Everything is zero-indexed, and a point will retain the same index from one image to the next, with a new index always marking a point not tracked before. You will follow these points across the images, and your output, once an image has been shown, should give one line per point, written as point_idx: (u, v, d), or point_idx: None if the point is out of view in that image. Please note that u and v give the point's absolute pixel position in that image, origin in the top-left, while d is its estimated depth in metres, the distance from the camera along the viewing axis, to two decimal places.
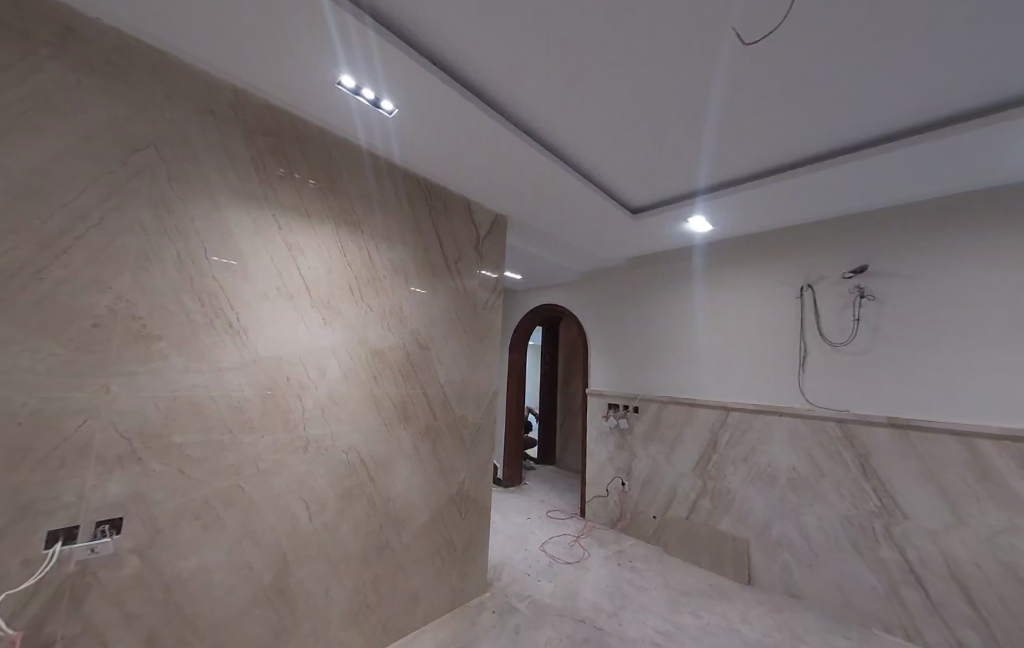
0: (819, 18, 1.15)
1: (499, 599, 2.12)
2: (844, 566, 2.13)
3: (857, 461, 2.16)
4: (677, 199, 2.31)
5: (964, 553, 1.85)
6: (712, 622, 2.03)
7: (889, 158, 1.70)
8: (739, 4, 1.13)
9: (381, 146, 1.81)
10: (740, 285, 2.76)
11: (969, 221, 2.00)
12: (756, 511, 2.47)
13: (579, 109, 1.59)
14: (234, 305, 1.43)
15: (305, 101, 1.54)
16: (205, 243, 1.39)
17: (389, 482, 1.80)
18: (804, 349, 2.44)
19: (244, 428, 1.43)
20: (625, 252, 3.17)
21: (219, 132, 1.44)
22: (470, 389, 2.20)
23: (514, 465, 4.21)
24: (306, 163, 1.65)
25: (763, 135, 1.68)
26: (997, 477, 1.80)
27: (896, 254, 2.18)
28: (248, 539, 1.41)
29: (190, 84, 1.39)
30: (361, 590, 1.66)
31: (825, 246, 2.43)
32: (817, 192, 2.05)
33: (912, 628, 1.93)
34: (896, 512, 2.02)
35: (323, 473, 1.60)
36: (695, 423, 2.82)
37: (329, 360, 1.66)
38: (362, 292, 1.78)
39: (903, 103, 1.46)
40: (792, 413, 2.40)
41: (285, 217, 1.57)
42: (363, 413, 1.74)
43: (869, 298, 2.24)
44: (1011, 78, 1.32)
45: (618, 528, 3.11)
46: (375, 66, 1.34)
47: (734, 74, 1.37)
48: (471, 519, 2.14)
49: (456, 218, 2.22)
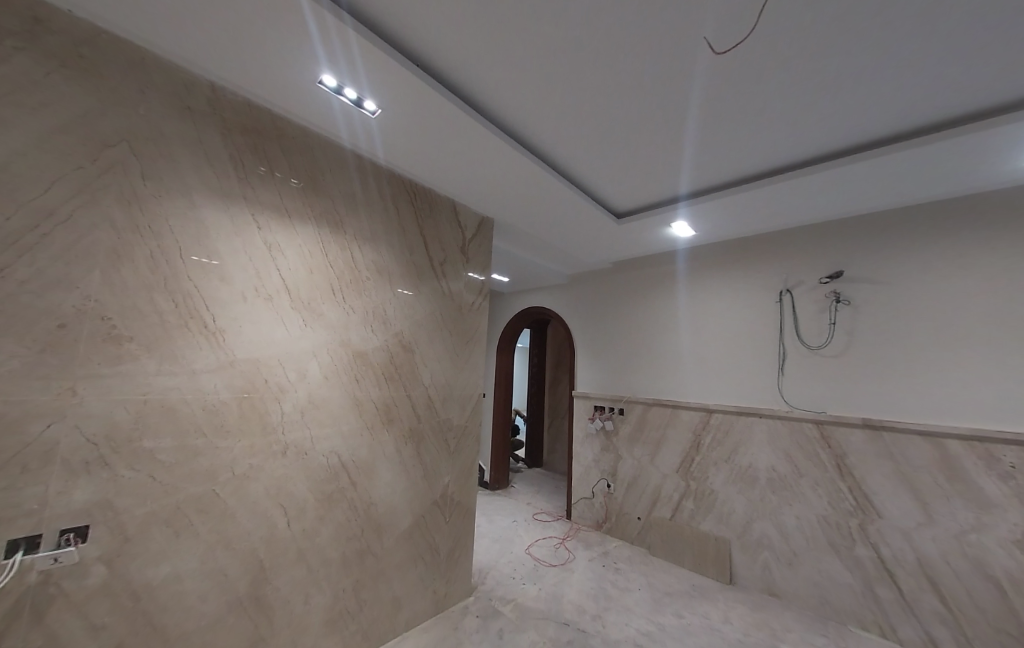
0: (788, 28, 1.20)
1: (483, 603, 2.10)
2: (822, 565, 2.18)
3: (834, 461, 2.21)
4: (661, 204, 2.35)
5: (934, 548, 1.91)
6: (693, 622, 2.05)
7: (861, 167, 1.76)
8: (709, 14, 1.17)
9: (364, 146, 1.80)
10: (722, 289, 2.81)
11: (938, 230, 2.09)
12: (737, 511, 2.51)
13: (562, 113, 1.61)
14: (210, 306, 1.39)
15: (286, 99, 1.52)
16: (180, 242, 1.35)
17: (372, 486, 1.78)
18: (783, 352, 2.50)
19: (220, 433, 1.39)
20: (611, 256, 3.21)
21: (196, 128, 1.41)
22: (455, 391, 2.19)
23: (501, 468, 4.20)
24: (287, 162, 1.63)
25: (742, 141, 1.72)
26: (964, 476, 1.87)
27: (870, 260, 2.26)
28: (223, 546, 1.36)
29: (166, 80, 1.36)
30: (342, 596, 1.63)
31: (803, 251, 2.50)
32: (794, 199, 2.11)
33: (886, 624, 1.98)
34: (870, 511, 2.08)
35: (303, 477, 1.57)
36: (678, 424, 2.85)
37: (309, 362, 1.63)
38: (345, 293, 1.76)
39: (873, 113, 1.52)
40: (771, 414, 2.46)
41: (265, 216, 1.54)
42: (344, 416, 1.72)
43: (845, 303, 2.31)
44: (972, 91, 1.39)
45: (603, 530, 3.12)
46: (358, 66, 1.33)
47: (711, 81, 1.41)
48: (455, 523, 2.12)
49: (442, 219, 2.21)
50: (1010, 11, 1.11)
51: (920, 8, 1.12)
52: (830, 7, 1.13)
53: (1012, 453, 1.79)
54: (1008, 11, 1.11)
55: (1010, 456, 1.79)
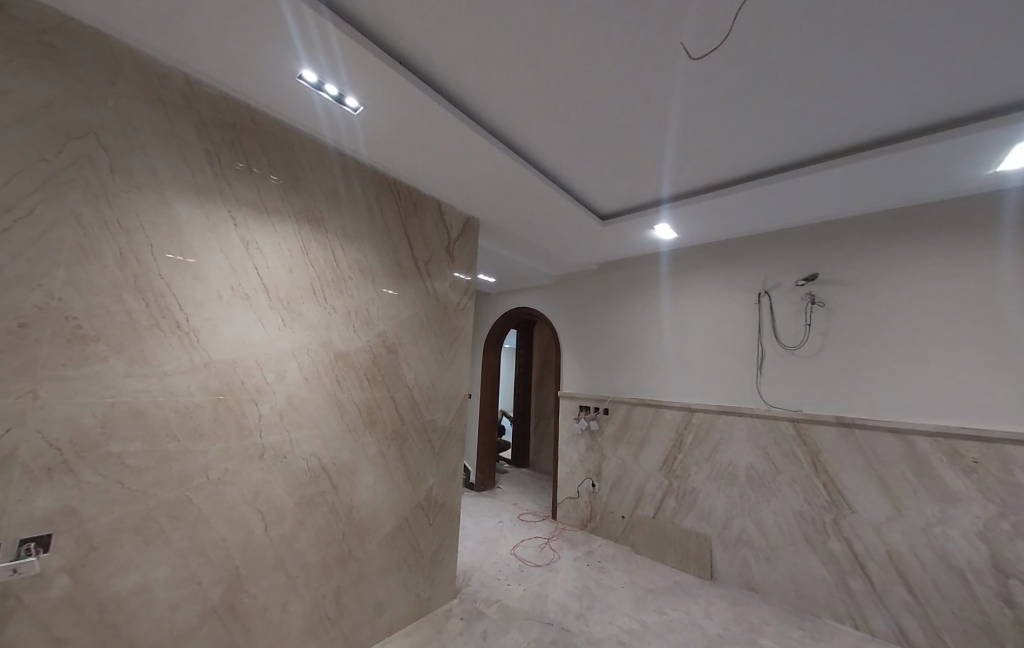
0: (762, 35, 1.23)
1: (467, 606, 2.09)
2: (798, 560, 2.24)
3: (809, 458, 2.28)
4: (644, 207, 2.39)
5: (904, 541, 1.98)
6: (675, 618, 2.08)
7: (834, 173, 1.82)
8: (686, 20, 1.19)
9: (347, 143, 1.77)
10: (704, 290, 2.86)
11: (907, 235, 2.17)
12: (718, 508, 2.56)
13: (546, 114, 1.61)
14: (184, 305, 1.35)
15: (265, 94, 1.48)
16: (151, 239, 1.30)
17: (353, 489, 1.75)
18: (761, 352, 2.57)
19: (193, 436, 1.34)
20: (595, 257, 3.24)
21: (169, 122, 1.36)
22: (439, 392, 2.17)
23: (486, 469, 4.18)
24: (266, 158, 1.59)
25: (722, 145, 1.76)
26: (931, 471, 1.95)
27: (844, 263, 2.34)
28: (196, 554, 1.32)
29: (137, 71, 1.31)
30: (322, 602, 1.60)
31: (780, 254, 2.57)
32: (772, 203, 2.17)
33: (859, 616, 2.05)
34: (844, 506, 2.15)
35: (281, 481, 1.53)
36: (661, 424, 2.89)
37: (289, 363, 1.59)
38: (326, 292, 1.73)
39: (845, 121, 1.57)
40: (750, 413, 2.51)
41: (243, 213, 1.50)
42: (325, 418, 1.68)
43: (819, 305, 2.39)
44: (935, 102, 1.45)
45: (588, 529, 3.14)
46: (339, 61, 1.31)
47: (689, 85, 1.44)
48: (439, 525, 2.10)
49: (427, 219, 2.19)
50: (969, 26, 1.16)
51: (886, 21, 1.17)
52: (801, 17, 1.17)
53: (975, 448, 1.87)
54: (965, 27, 1.16)
55: (972, 451, 1.88)
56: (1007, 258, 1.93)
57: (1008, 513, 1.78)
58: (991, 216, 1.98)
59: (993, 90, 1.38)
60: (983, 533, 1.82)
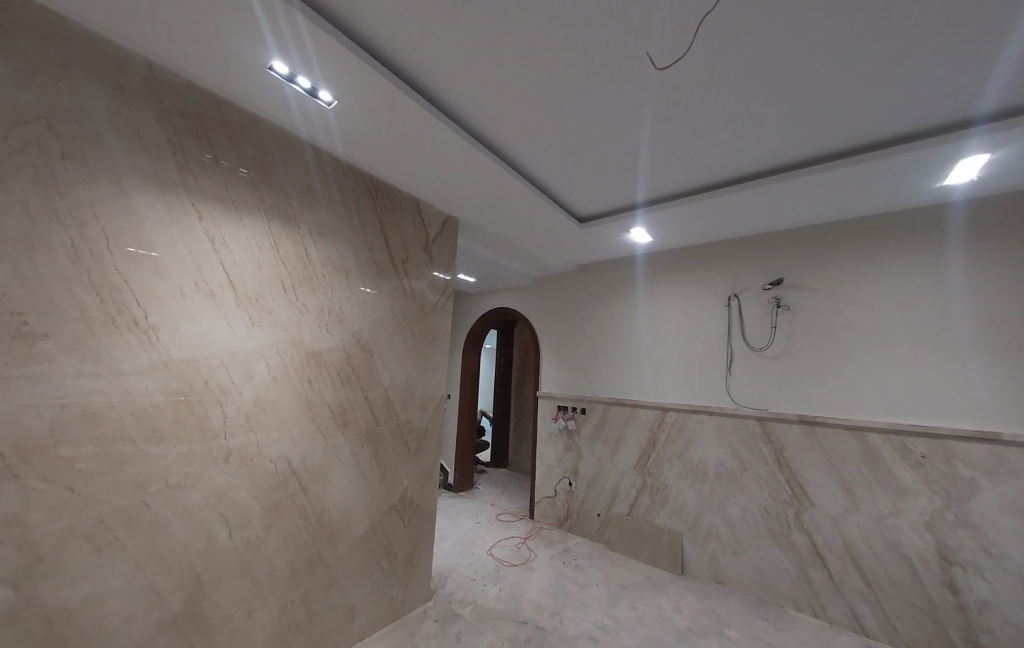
0: (723, 49, 1.28)
1: (442, 607, 2.07)
2: (763, 552, 2.33)
3: (774, 455, 2.38)
4: (621, 210, 2.43)
5: (859, 533, 2.09)
6: (646, 613, 2.13)
7: (798, 184, 1.91)
8: (653, 31, 1.23)
9: (322, 138, 1.73)
10: (678, 292, 2.94)
11: (865, 243, 2.30)
12: (689, 504, 2.63)
13: (522, 116, 1.62)
14: (142, 301, 1.28)
15: (233, 84, 1.43)
16: (108, 232, 1.24)
17: (324, 492, 1.71)
18: (730, 354, 2.65)
19: (151, 439, 1.28)
20: (574, 259, 3.27)
21: (129, 109, 1.30)
22: (416, 392, 2.15)
23: (465, 470, 4.15)
24: (234, 150, 1.54)
25: (694, 153, 1.81)
26: (884, 466, 2.07)
27: (807, 269, 2.45)
28: (154, 562, 1.26)
29: (93, 55, 1.24)
30: (290, 609, 1.56)
31: (750, 259, 2.66)
32: (742, 210, 2.24)
33: (818, 605, 2.15)
34: (805, 500, 2.25)
35: (247, 485, 1.48)
36: (636, 423, 2.95)
37: (256, 363, 1.54)
38: (297, 290, 1.68)
39: (807, 133, 1.64)
40: (719, 412, 2.60)
41: (208, 206, 1.44)
42: (295, 419, 1.64)
43: (784, 308, 2.49)
44: (887, 119, 1.54)
45: (565, 528, 3.18)
46: (311, 53, 1.28)
47: (659, 94, 1.48)
48: (414, 527, 2.07)
49: (404, 217, 2.16)
50: (912, 51, 1.25)
51: (839, 42, 1.23)
52: (761, 35, 1.23)
53: (922, 444, 2.00)
54: (910, 51, 1.25)
55: (920, 446, 2.00)
56: (953, 267, 2.07)
57: (952, 504, 1.91)
58: (940, 227, 2.12)
59: (938, 110, 1.48)
60: (930, 524, 1.95)
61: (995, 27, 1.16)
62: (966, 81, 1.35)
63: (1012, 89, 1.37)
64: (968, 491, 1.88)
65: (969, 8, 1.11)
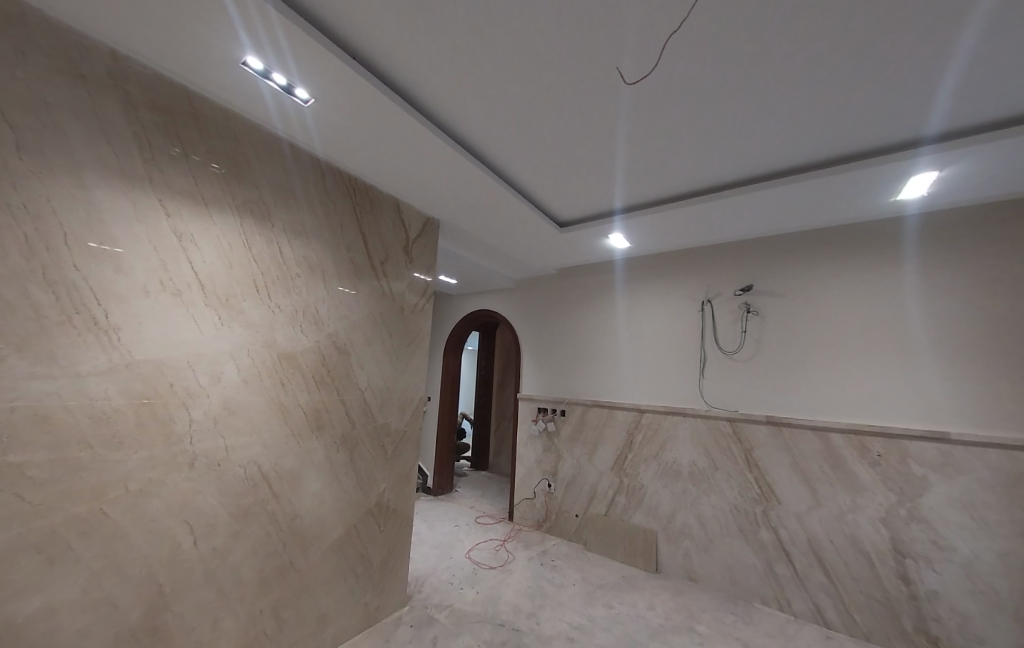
0: (690, 64, 1.33)
1: (417, 612, 2.05)
2: (733, 549, 2.41)
3: (743, 455, 2.46)
4: (600, 216, 2.48)
5: (822, 529, 2.19)
6: (621, 611, 2.17)
7: (765, 194, 1.99)
8: (624, 46, 1.27)
9: (299, 135, 1.70)
10: (655, 296, 3.01)
11: (829, 253, 2.41)
12: (663, 503, 2.70)
13: (501, 120, 1.64)
14: (102, 300, 1.23)
15: (206, 78, 1.40)
16: (66, 227, 1.18)
17: (297, 497, 1.67)
18: (704, 357, 2.74)
19: (110, 444, 1.23)
20: (554, 263, 3.31)
21: (92, 100, 1.25)
22: (394, 394, 2.12)
23: (444, 473, 4.11)
24: (206, 145, 1.49)
25: (668, 162, 1.87)
26: (844, 464, 2.18)
27: (776, 277, 2.55)
28: (111, 572, 1.21)
29: (54, 42, 1.19)
30: (258, 618, 1.51)
31: (723, 266, 2.75)
32: (715, 218, 2.32)
33: (783, 599, 2.23)
34: (772, 498, 2.34)
35: (214, 490, 1.43)
36: (613, 424, 3.00)
37: (225, 364, 1.49)
38: (270, 290, 1.64)
39: (774, 147, 1.72)
40: (693, 413, 2.68)
41: (176, 203, 1.40)
42: (266, 422, 1.60)
43: (754, 313, 2.59)
44: (846, 137, 1.63)
45: (543, 529, 3.19)
46: (286, 50, 1.26)
47: (633, 105, 1.52)
48: (390, 531, 2.04)
49: (384, 217, 2.14)
50: (865, 75, 1.33)
51: (798, 64, 1.30)
52: (726, 53, 1.28)
53: (879, 443, 2.11)
54: (862, 75, 1.33)
55: (877, 445, 2.11)
56: (908, 276, 2.19)
57: (905, 500, 2.02)
58: (896, 238, 2.25)
59: (891, 130, 1.58)
60: (886, 519, 2.05)
61: (937, 55, 1.25)
62: (913, 104, 1.44)
63: (954, 113, 1.48)
64: (919, 488, 2.00)
65: (914, 38, 1.19)
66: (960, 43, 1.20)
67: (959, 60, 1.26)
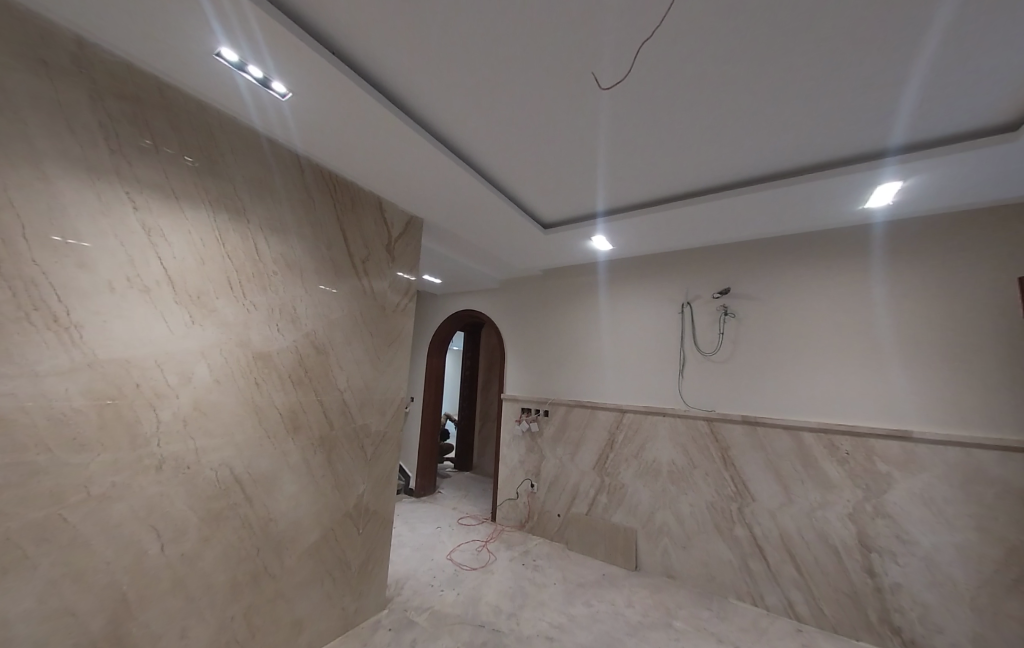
0: (665, 71, 1.36)
1: (396, 616, 2.02)
2: (710, 546, 2.46)
3: (720, 454, 2.52)
4: (583, 218, 2.50)
5: (793, 525, 2.26)
6: (601, 609, 2.19)
7: (741, 200, 2.05)
8: (599, 52, 1.29)
9: (278, 131, 1.66)
10: (636, 298, 3.05)
11: (803, 257, 2.49)
12: (643, 502, 2.74)
13: (483, 121, 1.64)
14: (64, 297, 1.18)
15: (179, 69, 1.36)
16: (25, 220, 1.13)
17: (271, 500, 1.63)
18: (683, 358, 2.79)
19: (70, 447, 1.18)
20: (538, 264, 3.33)
21: (54, 87, 1.19)
22: (374, 395, 2.09)
23: (427, 474, 4.07)
24: (178, 137, 1.44)
25: (649, 167, 1.90)
26: (815, 462, 2.25)
27: (752, 280, 2.62)
28: (71, 581, 1.16)
29: (13, 25, 1.13)
30: (229, 625, 1.47)
31: (702, 269, 2.81)
32: (695, 222, 2.37)
33: (757, 594, 2.30)
34: (747, 496, 2.40)
35: (182, 495, 1.38)
36: (595, 425, 3.03)
37: (196, 364, 1.44)
38: (245, 288, 1.60)
39: (749, 155, 1.77)
40: (672, 413, 2.73)
41: (146, 196, 1.35)
42: (239, 424, 1.55)
43: (731, 316, 2.65)
44: (816, 147, 1.69)
45: (526, 529, 3.20)
46: (261, 42, 1.23)
47: (613, 109, 1.54)
48: (369, 534, 2.01)
49: (365, 215, 2.11)
50: (833, 86, 1.38)
51: (770, 75, 1.35)
52: (699, 61, 1.31)
53: (847, 442, 2.19)
54: (831, 86, 1.38)
55: (845, 444, 2.20)
56: (876, 281, 2.28)
57: (871, 496, 2.10)
58: (864, 245, 2.34)
59: (857, 142, 1.65)
60: (853, 514, 2.13)
61: (898, 71, 1.31)
62: (878, 116, 1.51)
63: (915, 127, 1.56)
64: (884, 485, 2.09)
65: (877, 53, 1.25)
66: (919, 59, 1.26)
67: (918, 76, 1.32)
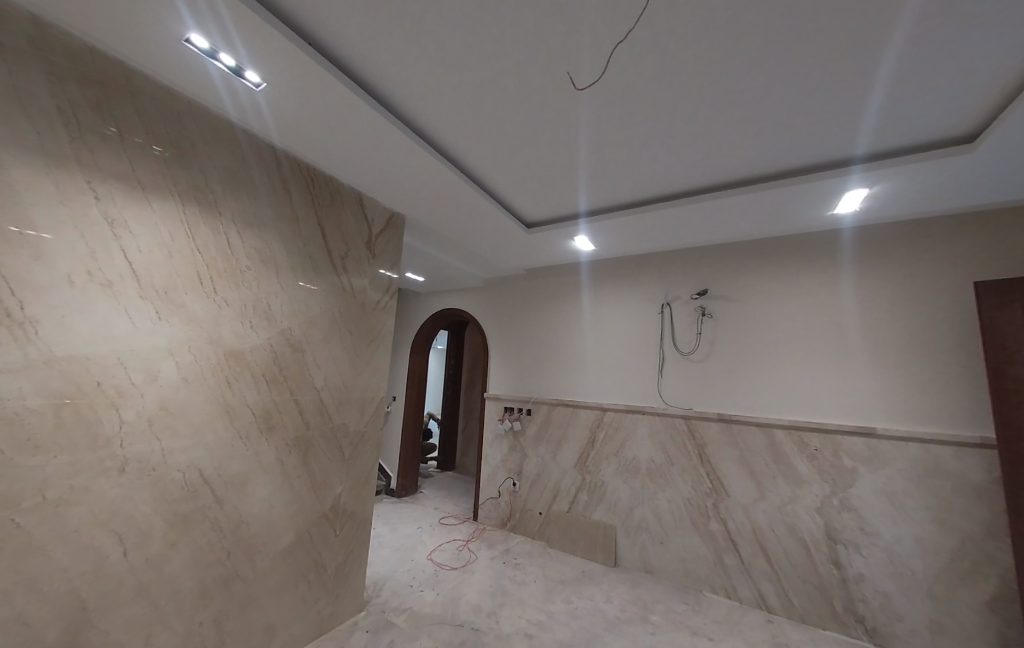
0: (643, 74, 1.37)
1: (374, 617, 2.00)
2: (686, 541, 2.52)
3: (697, 451, 2.58)
4: (566, 218, 2.52)
5: (765, 519, 2.33)
6: (579, 605, 2.21)
7: (719, 204, 2.10)
8: (577, 53, 1.29)
9: (254, 122, 1.62)
10: (618, 298, 3.09)
11: (777, 260, 2.57)
12: (623, 498, 2.78)
13: (464, 119, 1.63)
14: (17, 290, 1.12)
15: (145, 54, 1.30)
16: None
17: (243, 503, 1.58)
18: (662, 357, 2.84)
19: (23, 449, 1.12)
20: (522, 263, 3.33)
21: (8, 68, 1.13)
22: (352, 394, 2.05)
23: (409, 474, 4.02)
24: (145, 126, 1.39)
25: (630, 169, 1.92)
26: (786, 458, 2.33)
27: (729, 282, 2.69)
28: (21, 590, 1.10)
29: None
30: (197, 631, 1.42)
31: (682, 270, 2.87)
32: (675, 224, 2.41)
33: (730, 586, 2.36)
34: (722, 492, 2.47)
35: (147, 498, 1.33)
36: (577, 423, 3.06)
37: (163, 362, 1.39)
38: (216, 284, 1.55)
39: (725, 159, 1.81)
40: (652, 412, 2.78)
41: (109, 186, 1.29)
42: (209, 424, 1.50)
43: (709, 316, 2.72)
44: (788, 154, 1.75)
45: (507, 528, 3.21)
46: (232, 30, 1.19)
47: (593, 110, 1.55)
48: (346, 535, 1.98)
49: (345, 211, 2.07)
50: (803, 94, 1.42)
51: (744, 81, 1.38)
52: (676, 65, 1.33)
53: (816, 438, 2.28)
54: (801, 94, 1.42)
55: (814, 440, 2.28)
56: (844, 284, 2.37)
57: (837, 491, 2.19)
58: (834, 249, 2.43)
59: (827, 149, 1.71)
60: (820, 508, 2.22)
61: (864, 81, 1.36)
62: (846, 125, 1.56)
63: (880, 136, 1.62)
64: (850, 479, 2.17)
65: (843, 64, 1.29)
66: (883, 70, 1.31)
67: (882, 86, 1.38)
